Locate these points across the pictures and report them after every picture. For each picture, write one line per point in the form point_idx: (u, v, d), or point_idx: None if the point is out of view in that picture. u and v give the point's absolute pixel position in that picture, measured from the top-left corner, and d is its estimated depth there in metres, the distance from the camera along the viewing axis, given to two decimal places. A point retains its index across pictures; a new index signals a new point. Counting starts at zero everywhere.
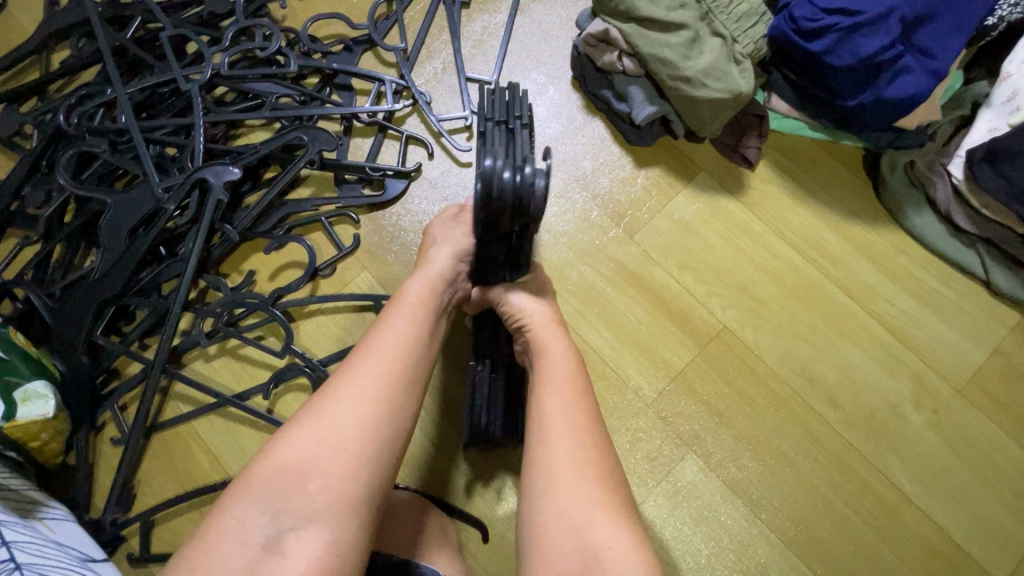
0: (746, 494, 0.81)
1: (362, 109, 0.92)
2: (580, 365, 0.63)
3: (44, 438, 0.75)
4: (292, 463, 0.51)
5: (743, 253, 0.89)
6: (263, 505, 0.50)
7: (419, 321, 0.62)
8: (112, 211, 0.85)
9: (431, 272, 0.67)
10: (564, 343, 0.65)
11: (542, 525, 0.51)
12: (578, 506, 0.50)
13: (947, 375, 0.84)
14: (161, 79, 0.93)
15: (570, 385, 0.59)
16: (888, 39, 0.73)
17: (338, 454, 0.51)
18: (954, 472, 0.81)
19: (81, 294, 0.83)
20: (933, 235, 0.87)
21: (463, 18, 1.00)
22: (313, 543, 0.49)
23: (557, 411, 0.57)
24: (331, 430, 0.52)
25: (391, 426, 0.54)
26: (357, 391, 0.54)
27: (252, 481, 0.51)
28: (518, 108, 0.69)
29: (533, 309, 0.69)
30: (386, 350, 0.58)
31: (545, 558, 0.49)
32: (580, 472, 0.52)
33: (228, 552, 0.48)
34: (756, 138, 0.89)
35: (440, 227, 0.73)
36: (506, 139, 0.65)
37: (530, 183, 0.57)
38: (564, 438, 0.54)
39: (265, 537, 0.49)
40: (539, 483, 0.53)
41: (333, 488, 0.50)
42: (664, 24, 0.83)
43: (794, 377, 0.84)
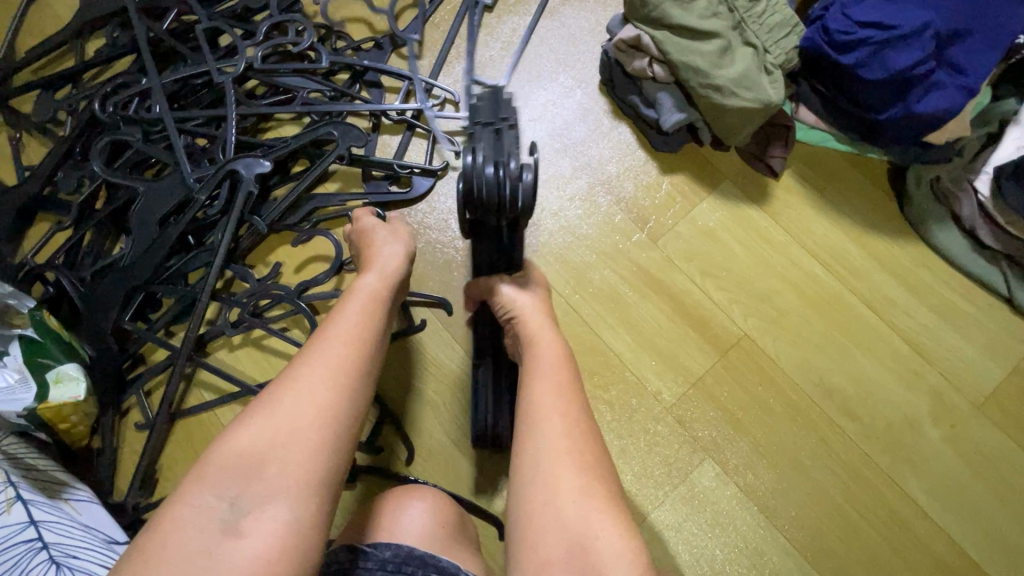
0: (762, 502, 0.81)
1: (391, 108, 0.93)
2: (569, 355, 0.64)
3: (73, 420, 0.76)
4: (250, 449, 0.49)
5: (766, 262, 0.89)
6: (221, 490, 0.47)
7: (373, 312, 0.62)
8: (145, 198, 0.87)
9: (381, 269, 0.69)
10: (552, 333, 0.66)
11: (531, 517, 0.51)
12: (563, 497, 0.51)
13: (966, 391, 0.84)
14: (194, 70, 0.94)
15: (558, 377, 0.60)
16: (922, 54, 0.74)
17: (297, 439, 0.50)
18: (969, 488, 0.81)
19: (112, 280, 0.84)
20: (955, 251, 0.87)
21: (493, 20, 1.00)
22: (274, 524, 0.47)
23: (545, 402, 0.57)
24: (292, 414, 0.51)
25: (352, 412, 0.53)
26: (317, 375, 0.53)
27: (209, 466, 0.49)
28: (508, 86, 0.66)
29: (522, 302, 0.69)
30: (345, 336, 0.57)
31: (532, 548, 0.50)
32: (565, 462, 0.53)
33: (183, 539, 0.45)
34: (781, 148, 0.90)
35: (376, 228, 0.76)
36: (493, 141, 0.59)
37: (515, 177, 0.57)
38: (551, 428, 0.55)
39: (223, 521, 0.46)
40: (526, 473, 0.53)
41: (294, 471, 0.49)
42: (696, 33, 0.83)
43: (812, 387, 0.85)
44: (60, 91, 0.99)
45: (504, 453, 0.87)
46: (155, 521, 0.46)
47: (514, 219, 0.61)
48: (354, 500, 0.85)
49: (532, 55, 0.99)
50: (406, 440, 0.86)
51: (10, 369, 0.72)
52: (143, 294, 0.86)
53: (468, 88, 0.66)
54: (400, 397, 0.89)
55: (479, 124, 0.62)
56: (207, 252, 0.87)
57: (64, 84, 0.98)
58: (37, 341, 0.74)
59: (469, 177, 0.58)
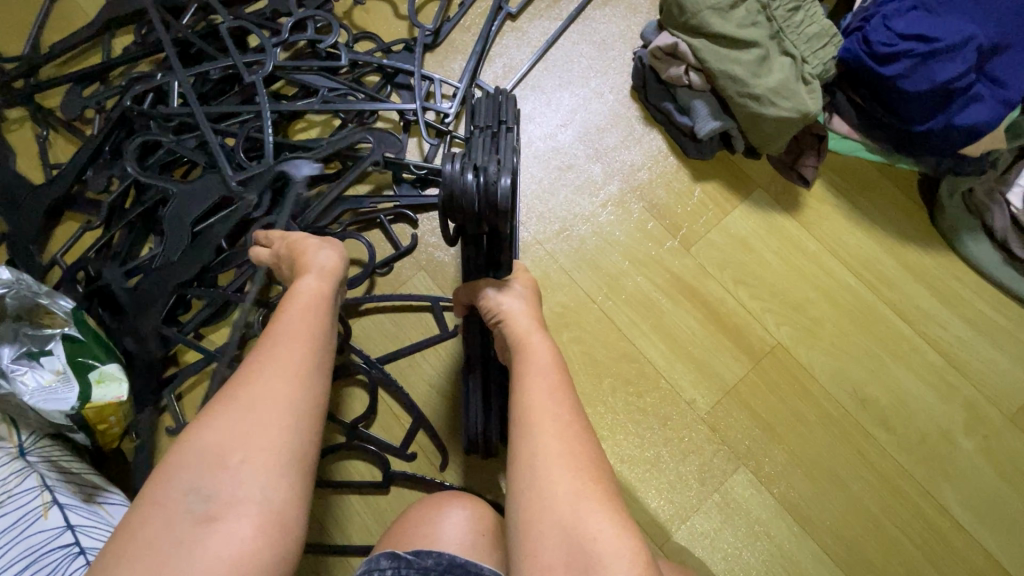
0: (797, 511, 0.81)
1: (418, 109, 0.93)
2: (559, 356, 0.61)
3: (112, 421, 0.75)
4: (214, 444, 0.47)
5: (799, 271, 0.89)
6: (187, 482, 0.45)
7: (322, 310, 0.58)
8: (177, 200, 0.84)
9: (319, 268, 0.62)
10: (542, 336, 0.63)
11: (528, 517, 0.50)
12: (558, 496, 0.50)
13: (998, 402, 0.84)
14: (222, 65, 0.93)
15: (553, 376, 0.58)
16: (964, 67, 0.74)
17: (263, 428, 0.48)
18: (1005, 500, 0.81)
19: (149, 282, 0.84)
20: (987, 263, 0.87)
21: (523, 24, 1.00)
22: (246, 517, 0.45)
23: (541, 403, 0.55)
24: (257, 408, 0.48)
25: (316, 404, 0.51)
26: (277, 368, 0.51)
27: (175, 459, 0.47)
28: (506, 113, 0.66)
29: (510, 305, 0.66)
30: (301, 330, 0.54)
31: (530, 551, 0.49)
32: (559, 460, 0.51)
33: (157, 536, 0.43)
34: (814, 158, 0.90)
35: (304, 240, 0.67)
36: (490, 145, 0.63)
37: (494, 182, 0.57)
38: (543, 426, 0.54)
39: (193, 511, 0.44)
40: (524, 477, 0.52)
41: (263, 464, 0.47)
42: (735, 41, 0.83)
43: (845, 397, 0.85)
44: (88, 88, 0.98)
45: None
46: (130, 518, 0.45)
47: (496, 228, 0.61)
48: (388, 503, 0.85)
49: (563, 60, 0.99)
50: (440, 446, 0.86)
51: (48, 369, 0.72)
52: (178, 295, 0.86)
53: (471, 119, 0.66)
54: (432, 402, 0.88)
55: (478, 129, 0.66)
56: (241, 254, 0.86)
57: (91, 81, 0.97)
58: (79, 341, 0.74)
59: (449, 187, 0.58)
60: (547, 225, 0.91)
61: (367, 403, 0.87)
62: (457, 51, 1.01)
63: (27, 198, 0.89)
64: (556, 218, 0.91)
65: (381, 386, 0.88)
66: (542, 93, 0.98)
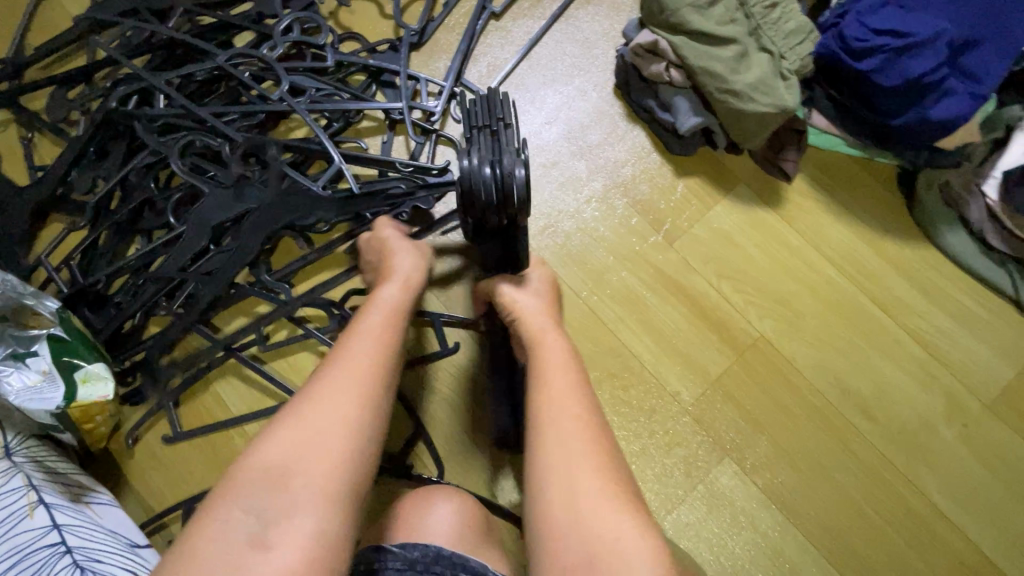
0: (781, 501, 0.82)
1: (401, 107, 0.93)
2: (574, 354, 0.66)
3: (98, 420, 0.76)
4: (274, 462, 0.52)
5: (781, 264, 0.90)
6: (249, 503, 0.50)
7: (384, 329, 0.64)
8: (209, 200, 0.86)
9: (401, 279, 0.72)
10: (555, 334, 0.68)
11: (548, 511, 0.53)
12: (577, 492, 0.53)
13: (978, 391, 0.85)
14: (205, 67, 0.93)
15: (569, 375, 0.62)
16: (936, 62, 0.76)
17: (320, 448, 0.53)
18: (985, 488, 0.82)
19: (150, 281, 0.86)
20: (965, 254, 0.88)
21: (507, 24, 1.01)
22: (301, 531, 0.50)
23: (558, 403, 0.59)
24: (314, 427, 0.54)
25: (366, 420, 0.56)
26: (333, 390, 0.56)
27: (237, 480, 0.51)
28: (502, 109, 0.67)
29: (524, 303, 0.72)
30: (357, 351, 0.60)
31: (551, 547, 0.51)
32: (578, 455, 0.55)
33: (216, 552, 0.48)
34: (795, 152, 0.91)
35: (396, 240, 0.78)
36: (492, 141, 0.66)
37: (511, 173, 0.62)
38: (562, 424, 0.57)
39: (251, 533, 0.49)
40: (542, 476, 0.55)
41: (316, 483, 0.51)
42: (714, 38, 0.84)
43: (829, 388, 0.85)
44: (73, 90, 0.98)
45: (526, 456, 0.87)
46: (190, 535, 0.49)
47: (512, 217, 0.66)
48: (377, 500, 0.85)
49: (547, 58, 1.00)
50: (427, 442, 0.86)
51: (33, 369, 0.72)
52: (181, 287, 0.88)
53: (465, 121, 0.67)
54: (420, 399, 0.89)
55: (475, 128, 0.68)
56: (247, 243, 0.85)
57: (76, 83, 0.98)
58: (64, 340, 0.73)
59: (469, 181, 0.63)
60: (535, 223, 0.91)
61: None
62: (441, 51, 1.02)
63: (11, 199, 0.89)
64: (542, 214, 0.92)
65: None
66: (526, 91, 0.99)
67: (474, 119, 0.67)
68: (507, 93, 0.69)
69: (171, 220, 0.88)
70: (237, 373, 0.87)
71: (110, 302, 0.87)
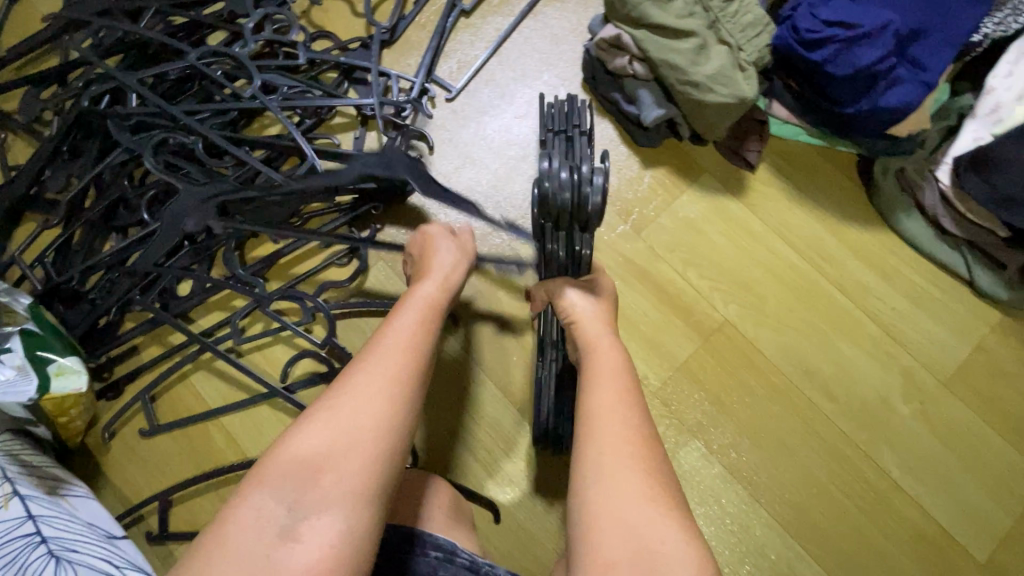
0: (746, 479, 0.84)
1: (371, 103, 0.94)
2: (627, 361, 0.65)
3: (73, 414, 0.77)
4: (310, 456, 0.53)
5: (745, 251, 0.93)
6: (279, 496, 0.51)
7: (423, 326, 0.65)
8: (183, 199, 0.86)
9: (439, 277, 0.73)
10: (610, 339, 0.67)
11: (593, 514, 0.53)
12: (625, 498, 0.52)
13: (934, 369, 0.88)
14: (177, 66, 0.94)
15: (619, 381, 0.61)
16: (884, 52, 0.79)
17: (353, 448, 0.54)
18: (942, 462, 0.85)
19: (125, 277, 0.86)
20: (921, 238, 0.91)
21: (476, 21, 1.04)
22: (327, 528, 0.50)
23: (604, 407, 0.59)
24: (350, 424, 0.54)
25: (401, 418, 0.57)
26: (371, 387, 0.57)
27: (268, 473, 0.53)
28: (578, 118, 0.78)
29: (580, 306, 0.70)
30: (395, 348, 0.61)
31: (595, 548, 0.51)
32: (625, 462, 0.54)
33: (246, 541, 0.49)
34: (757, 142, 0.94)
35: (440, 237, 0.78)
36: (566, 145, 0.75)
37: (588, 180, 0.60)
38: (610, 429, 0.57)
39: (279, 527, 0.50)
40: (590, 475, 0.55)
41: (348, 481, 0.52)
42: (673, 32, 0.87)
43: (792, 369, 0.88)
44: (46, 91, 0.99)
45: (500, 443, 0.88)
46: (220, 522, 0.51)
47: (584, 227, 0.63)
48: None
49: (517, 54, 1.03)
50: None
51: (8, 365, 0.71)
52: (157, 281, 0.89)
53: (546, 124, 0.81)
54: None
55: (553, 133, 0.80)
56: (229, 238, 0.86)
57: (49, 84, 0.98)
58: (37, 335, 0.74)
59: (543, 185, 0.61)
60: (504, 229, 0.97)
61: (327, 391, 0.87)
62: (413, 48, 1.04)
63: None
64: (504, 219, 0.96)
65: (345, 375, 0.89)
66: (497, 88, 1.01)
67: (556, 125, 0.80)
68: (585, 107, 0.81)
69: (146, 217, 0.89)
70: (212, 367, 0.88)
71: (85, 299, 0.88)
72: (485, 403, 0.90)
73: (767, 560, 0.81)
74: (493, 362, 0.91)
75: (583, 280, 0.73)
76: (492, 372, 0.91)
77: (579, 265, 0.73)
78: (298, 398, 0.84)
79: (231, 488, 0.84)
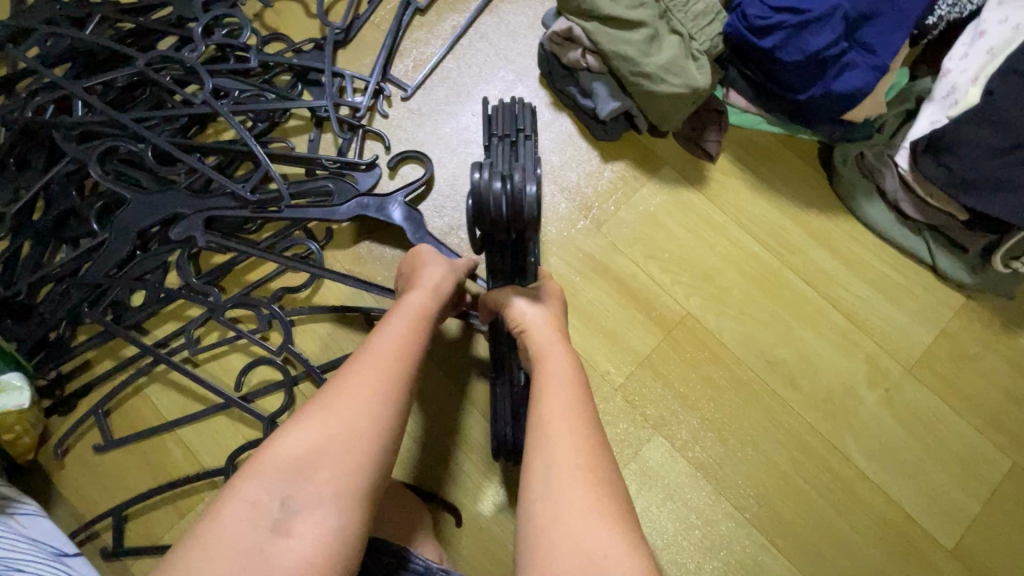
0: (710, 473, 0.83)
1: (324, 104, 0.93)
2: (579, 368, 0.61)
3: (19, 430, 0.76)
4: (300, 453, 0.51)
5: (705, 243, 0.92)
6: (273, 490, 0.50)
7: (418, 327, 0.63)
8: (133, 207, 0.86)
9: (427, 286, 0.69)
10: (561, 347, 0.63)
11: (540, 527, 0.48)
12: (574, 510, 0.48)
13: (898, 355, 0.87)
14: (124, 73, 0.92)
15: (570, 389, 0.57)
16: (833, 36, 0.78)
17: (347, 447, 0.52)
18: (906, 448, 0.84)
19: (75, 289, 0.85)
20: (883, 224, 0.90)
21: (432, 18, 1.02)
22: (315, 527, 0.49)
23: (553, 415, 0.55)
24: (343, 423, 0.52)
25: (394, 421, 0.54)
26: (366, 385, 0.55)
27: (263, 465, 0.51)
28: (522, 121, 0.75)
29: (529, 314, 0.67)
30: (391, 349, 0.58)
31: (539, 560, 0.46)
32: (573, 473, 0.50)
33: (237, 534, 0.48)
34: (716, 132, 0.93)
35: (430, 254, 0.74)
36: (509, 152, 0.71)
37: (522, 190, 0.59)
38: (558, 438, 0.52)
39: (273, 520, 0.49)
40: (536, 486, 0.50)
41: (340, 480, 0.51)
42: (624, 22, 0.86)
43: (755, 361, 0.87)
44: None
45: (462, 446, 0.87)
46: (209, 514, 0.49)
47: (523, 234, 0.63)
48: None
49: (473, 51, 1.01)
50: None
51: None
52: (108, 294, 0.87)
53: (490, 130, 0.75)
54: None
55: (496, 137, 0.75)
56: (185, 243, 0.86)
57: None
58: None
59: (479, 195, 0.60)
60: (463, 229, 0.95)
61: (284, 399, 0.85)
62: (368, 47, 1.02)
63: None
64: (460, 221, 0.95)
65: (302, 382, 0.87)
66: (455, 86, 1.00)
67: (498, 129, 0.75)
68: (528, 109, 0.77)
69: (95, 227, 0.87)
70: (167, 379, 0.87)
71: (34, 312, 0.86)
72: (446, 405, 0.88)
73: (732, 553, 0.81)
74: (453, 364, 0.89)
75: (530, 289, 0.72)
76: (452, 374, 0.89)
77: (526, 275, 0.75)
78: (253, 407, 0.82)
79: (188, 500, 0.83)
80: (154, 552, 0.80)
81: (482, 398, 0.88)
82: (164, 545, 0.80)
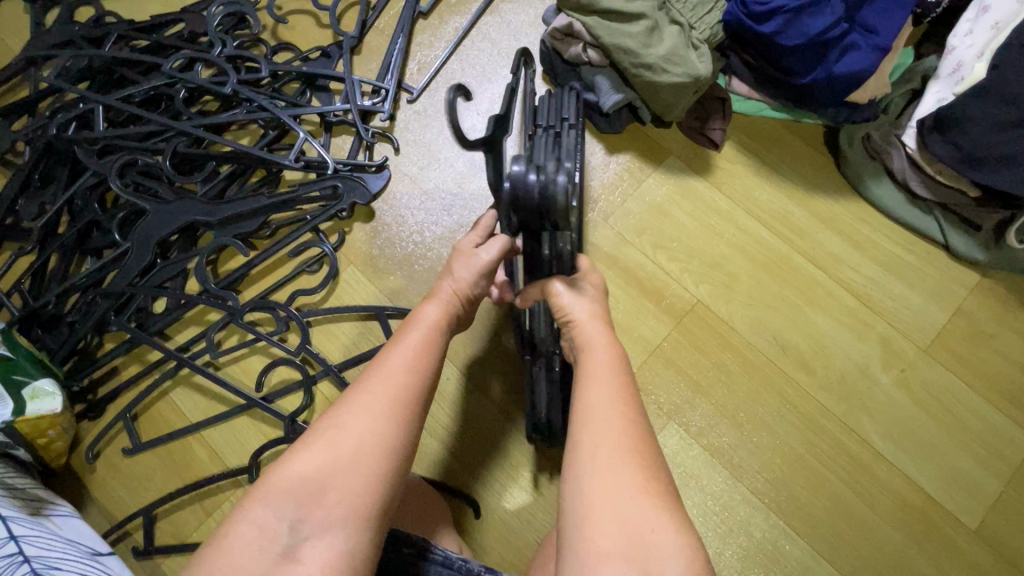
0: (725, 459, 0.83)
1: (331, 109, 0.95)
2: (626, 359, 0.58)
3: (52, 434, 0.79)
4: (308, 477, 0.51)
5: (711, 230, 0.92)
6: (280, 516, 0.50)
7: (433, 342, 0.59)
8: (152, 217, 0.89)
9: (445, 295, 0.63)
10: (609, 339, 0.60)
11: (589, 505, 0.48)
12: (621, 492, 0.48)
13: (912, 335, 0.87)
14: (143, 88, 0.95)
15: (613, 380, 0.55)
16: (833, 18, 0.79)
17: (356, 467, 0.51)
18: (923, 427, 0.84)
19: (102, 298, 0.88)
20: (892, 204, 0.90)
21: (435, 21, 1.04)
22: (325, 551, 0.50)
23: (597, 404, 0.53)
24: (351, 445, 0.51)
25: (405, 438, 0.53)
26: (375, 404, 0.53)
27: (270, 489, 0.51)
28: (566, 112, 0.72)
29: (572, 306, 0.63)
30: (401, 365, 0.56)
31: (588, 536, 0.47)
32: (620, 457, 0.49)
33: (246, 560, 0.48)
34: (720, 121, 0.93)
35: (463, 253, 0.66)
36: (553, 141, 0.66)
37: (555, 181, 0.54)
38: (604, 428, 0.51)
39: (281, 545, 0.49)
40: (582, 468, 0.50)
41: (348, 502, 0.50)
42: (625, 16, 0.87)
43: (767, 345, 0.87)
44: (17, 122, 1.00)
45: (479, 440, 0.88)
46: (218, 536, 0.50)
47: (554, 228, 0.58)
48: None
49: (475, 52, 1.03)
50: None
51: None
52: (132, 301, 0.90)
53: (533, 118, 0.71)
54: None
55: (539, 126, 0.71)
56: (204, 250, 0.89)
57: (21, 115, 0.99)
58: (10, 359, 0.77)
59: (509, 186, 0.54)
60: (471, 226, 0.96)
61: (303, 399, 0.87)
62: (374, 51, 1.04)
63: None
64: (470, 218, 0.96)
65: (321, 381, 0.89)
66: (461, 87, 1.02)
67: (543, 119, 0.72)
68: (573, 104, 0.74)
69: (117, 238, 0.90)
70: (190, 382, 0.89)
71: (62, 322, 0.89)
72: (461, 399, 0.89)
73: (750, 538, 0.81)
74: (466, 358, 0.91)
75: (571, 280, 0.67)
76: (466, 368, 0.90)
77: (563, 262, 0.66)
78: (273, 407, 0.85)
79: (214, 498, 0.85)
80: (183, 550, 0.83)
81: (497, 391, 0.89)
82: (192, 543, 0.83)
